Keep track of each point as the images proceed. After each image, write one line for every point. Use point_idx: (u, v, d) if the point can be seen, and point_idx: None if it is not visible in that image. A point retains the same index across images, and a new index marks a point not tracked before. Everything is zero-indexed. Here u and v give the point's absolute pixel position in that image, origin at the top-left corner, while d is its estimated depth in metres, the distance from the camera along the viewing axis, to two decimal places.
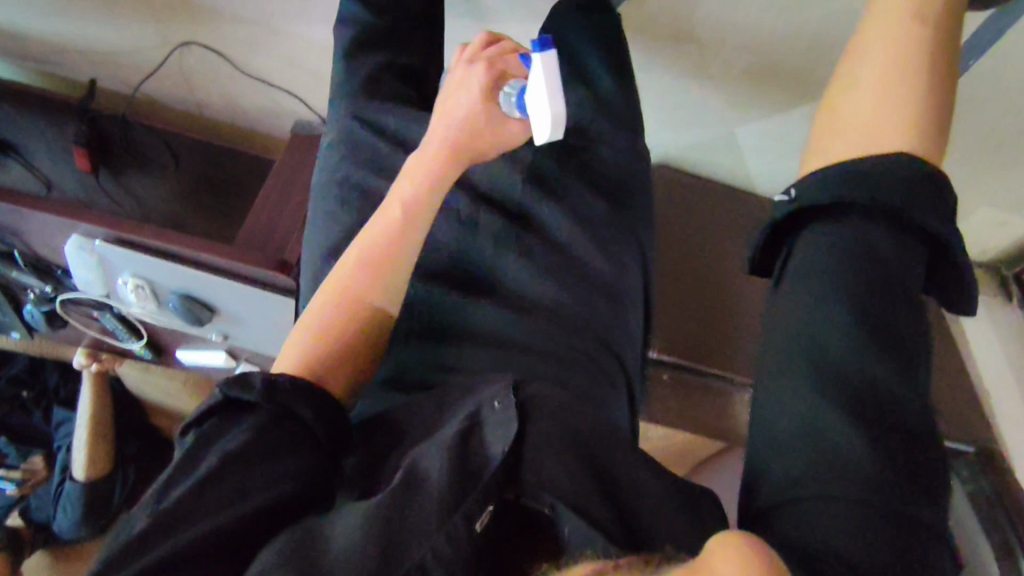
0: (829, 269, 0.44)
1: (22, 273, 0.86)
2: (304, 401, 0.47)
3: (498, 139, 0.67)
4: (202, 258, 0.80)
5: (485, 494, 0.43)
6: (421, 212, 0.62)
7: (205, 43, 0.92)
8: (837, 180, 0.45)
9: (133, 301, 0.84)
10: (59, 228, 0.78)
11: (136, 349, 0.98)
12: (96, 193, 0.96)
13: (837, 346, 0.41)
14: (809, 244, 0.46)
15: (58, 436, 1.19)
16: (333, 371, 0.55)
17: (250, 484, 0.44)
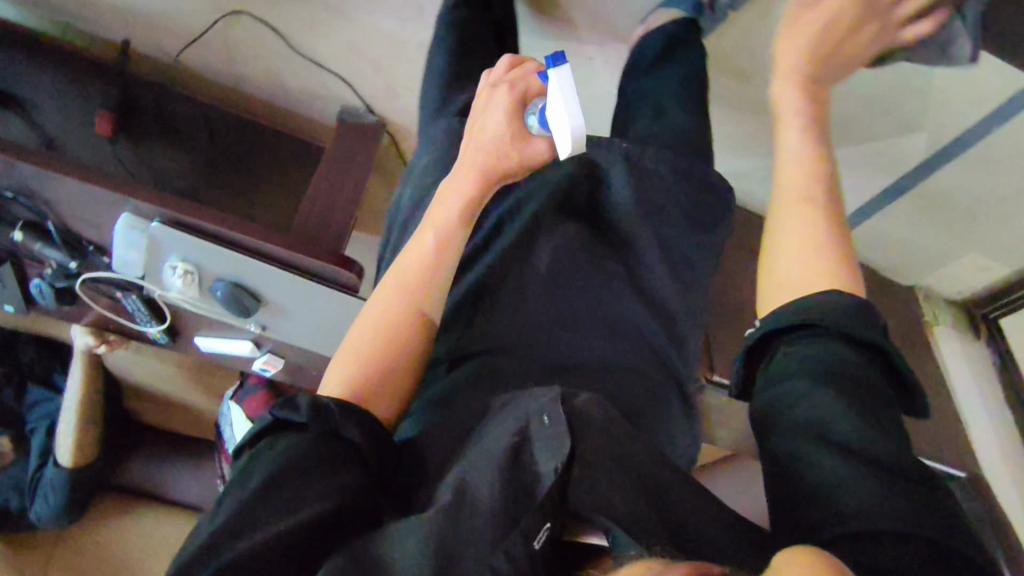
0: (813, 364, 0.47)
1: (44, 247, 0.77)
2: (352, 422, 0.52)
3: (522, 158, 0.66)
4: (264, 246, 0.77)
5: (542, 513, 0.45)
6: (447, 235, 0.65)
7: (259, 16, 0.86)
8: (801, 309, 0.49)
9: (178, 287, 0.78)
10: (109, 205, 0.72)
11: (153, 334, 0.92)
12: (109, 159, 0.87)
13: (835, 413, 0.44)
14: (783, 359, 0.50)
15: (34, 417, 1.10)
16: (380, 399, 0.58)
17: (300, 494, 0.47)
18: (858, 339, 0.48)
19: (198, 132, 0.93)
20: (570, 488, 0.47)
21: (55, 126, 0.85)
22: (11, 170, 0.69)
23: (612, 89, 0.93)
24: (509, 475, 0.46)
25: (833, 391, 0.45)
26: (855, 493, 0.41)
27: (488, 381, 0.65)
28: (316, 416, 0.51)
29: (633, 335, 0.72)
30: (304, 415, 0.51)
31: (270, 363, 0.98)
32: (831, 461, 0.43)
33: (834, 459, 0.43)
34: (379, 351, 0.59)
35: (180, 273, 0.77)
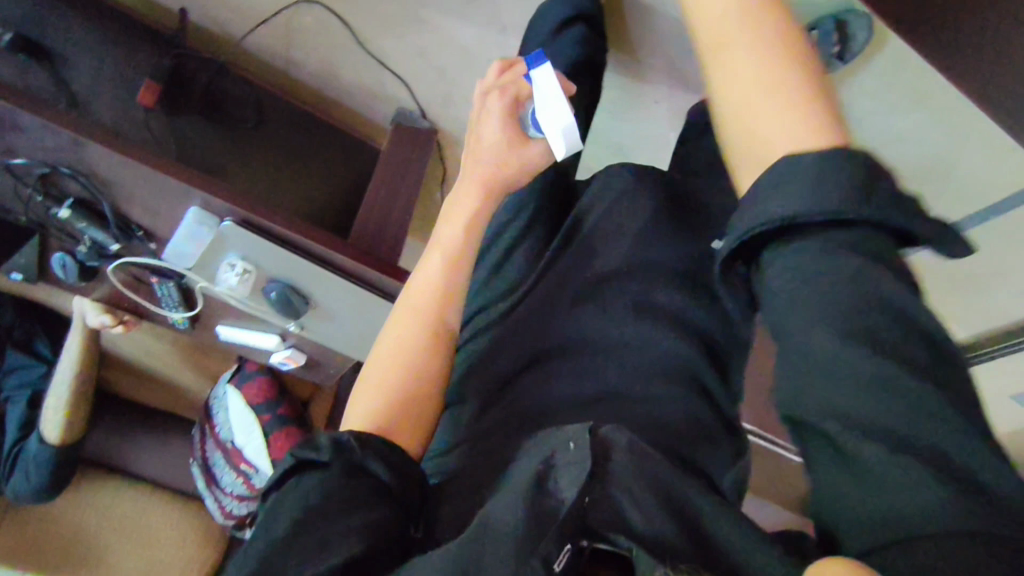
0: (818, 284, 0.34)
1: (90, 226, 0.72)
2: (377, 456, 0.47)
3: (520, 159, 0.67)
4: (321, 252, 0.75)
5: (561, 534, 0.41)
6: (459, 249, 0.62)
7: (333, 8, 0.84)
8: (792, 192, 0.35)
9: (231, 285, 0.75)
10: (179, 197, 0.69)
11: (175, 319, 0.88)
12: (144, 132, 0.81)
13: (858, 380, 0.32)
14: (773, 272, 0.36)
15: (10, 383, 1.04)
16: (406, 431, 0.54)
17: (329, 537, 0.42)
18: (857, 223, 0.34)
19: (246, 115, 0.87)
20: (592, 510, 0.44)
21: (97, 97, 0.79)
22: (79, 149, 0.65)
23: (668, 135, 0.96)
24: (533, 504, 0.41)
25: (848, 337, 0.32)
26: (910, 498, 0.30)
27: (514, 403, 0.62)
28: (338, 454, 0.46)
29: None
30: (326, 455, 0.45)
31: (291, 358, 0.94)
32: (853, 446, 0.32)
33: (885, 455, 0.31)
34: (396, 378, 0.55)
35: (239, 271, 0.74)
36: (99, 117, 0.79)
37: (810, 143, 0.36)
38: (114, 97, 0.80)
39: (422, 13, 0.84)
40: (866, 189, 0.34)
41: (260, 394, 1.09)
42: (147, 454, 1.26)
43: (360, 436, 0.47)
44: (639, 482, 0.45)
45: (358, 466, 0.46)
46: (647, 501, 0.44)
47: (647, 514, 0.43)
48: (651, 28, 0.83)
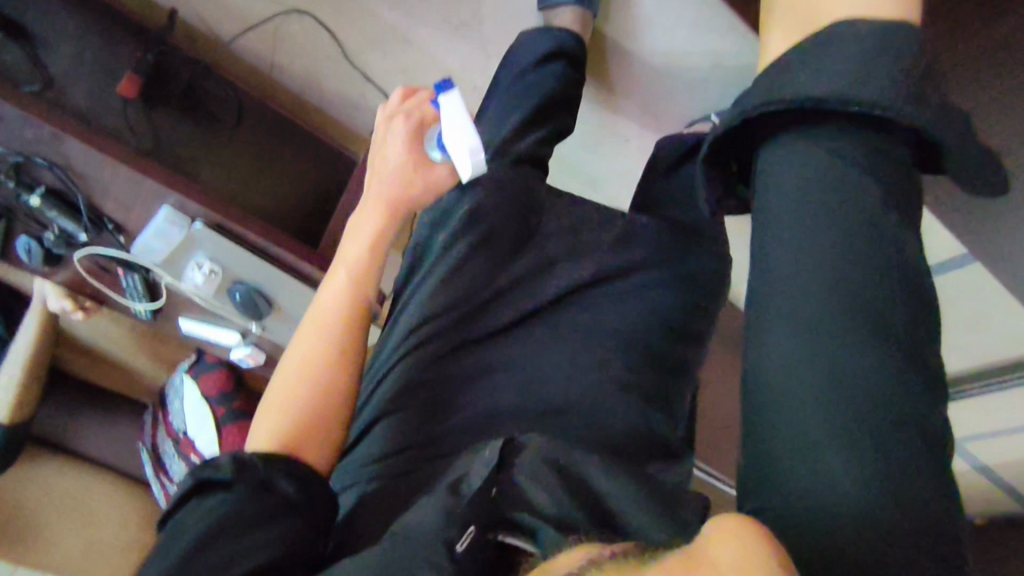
0: (810, 202, 0.39)
1: (61, 216, 0.73)
2: (283, 474, 0.51)
3: (426, 183, 0.68)
4: (285, 257, 0.78)
5: (466, 517, 0.44)
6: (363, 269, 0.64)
7: (322, 20, 0.85)
8: (820, 68, 0.40)
9: (198, 284, 0.76)
10: (152, 196, 0.71)
11: (138, 309, 0.88)
12: (123, 124, 0.82)
13: (825, 317, 0.36)
14: (779, 154, 0.41)
15: None
16: (312, 448, 0.57)
17: (238, 547, 0.46)
18: (883, 124, 0.40)
19: (226, 116, 0.89)
20: (503, 501, 0.48)
21: (77, 85, 0.80)
22: (58, 143, 0.67)
23: (636, 169, 0.99)
24: (451, 505, 0.45)
25: (841, 243, 0.37)
26: (816, 478, 0.33)
27: (433, 415, 0.62)
28: (240, 469, 0.50)
29: None
30: (228, 471, 0.50)
31: (252, 357, 0.95)
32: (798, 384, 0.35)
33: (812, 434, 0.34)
34: (295, 397, 0.58)
35: (205, 271, 0.76)
36: (76, 104, 0.79)
37: (873, 14, 0.41)
38: (94, 86, 0.81)
39: (409, 34, 0.85)
40: (897, 89, 0.38)
41: (217, 386, 1.10)
42: (96, 434, 1.26)
43: (265, 455, 0.52)
44: (554, 486, 0.48)
45: (265, 483, 0.50)
46: (552, 498, 0.47)
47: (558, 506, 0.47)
48: (631, 72, 0.85)
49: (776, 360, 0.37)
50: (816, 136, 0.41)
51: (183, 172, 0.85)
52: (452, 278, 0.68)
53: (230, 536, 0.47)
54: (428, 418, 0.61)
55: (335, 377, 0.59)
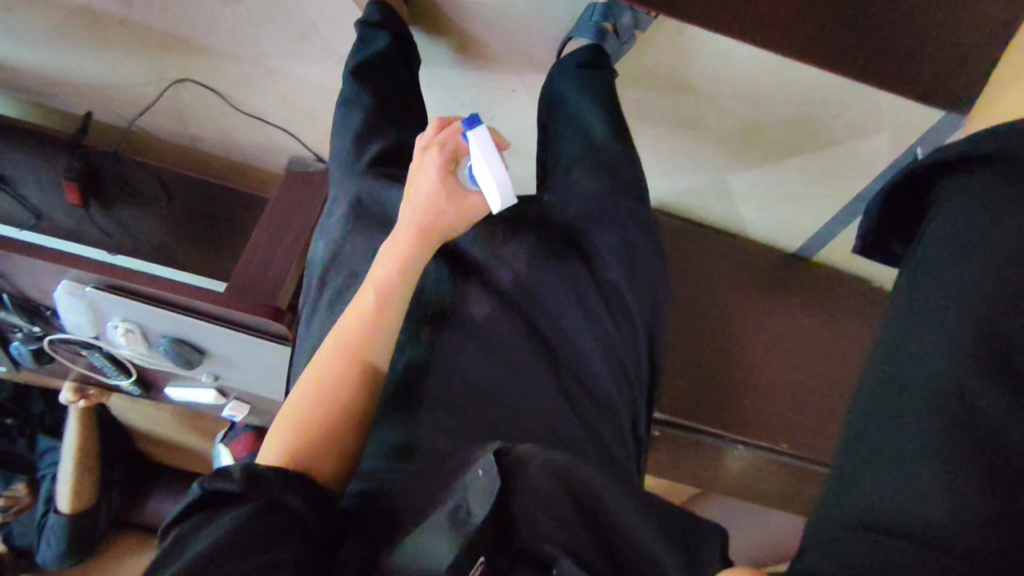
0: (951, 262, 0.43)
1: (9, 314, 0.85)
2: (293, 489, 0.46)
3: (460, 213, 0.66)
4: (197, 305, 0.80)
5: (475, 546, 0.42)
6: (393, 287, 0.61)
7: (199, 81, 0.92)
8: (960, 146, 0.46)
9: (124, 344, 0.83)
10: (50, 273, 0.78)
11: (125, 386, 0.97)
12: (86, 224, 0.96)
13: (959, 352, 0.39)
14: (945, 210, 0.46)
15: (44, 465, 1.18)
16: (318, 461, 0.53)
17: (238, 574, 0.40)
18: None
19: (159, 194, 0.99)
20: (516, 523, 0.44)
21: (41, 202, 0.95)
22: None
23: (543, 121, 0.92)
24: (453, 534, 0.41)
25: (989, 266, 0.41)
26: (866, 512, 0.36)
27: (437, 412, 0.61)
28: (253, 485, 0.45)
29: (560, 381, 0.66)
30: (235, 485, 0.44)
31: (237, 410, 1.00)
32: (909, 405, 0.40)
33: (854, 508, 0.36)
34: (316, 414, 0.55)
35: (122, 331, 0.81)
36: (64, 225, 0.95)
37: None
38: (54, 202, 0.96)
39: (269, 66, 0.88)
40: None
41: (246, 448, 1.15)
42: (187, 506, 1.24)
43: (277, 469, 0.47)
44: (553, 494, 0.45)
45: (273, 501, 0.45)
46: (554, 519, 0.44)
47: (551, 526, 0.44)
48: (468, 23, 0.79)
49: (904, 362, 0.42)
50: (962, 196, 0.45)
51: (163, 257, 0.95)
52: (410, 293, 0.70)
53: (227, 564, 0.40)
54: (425, 416, 0.61)
55: (357, 397, 0.57)
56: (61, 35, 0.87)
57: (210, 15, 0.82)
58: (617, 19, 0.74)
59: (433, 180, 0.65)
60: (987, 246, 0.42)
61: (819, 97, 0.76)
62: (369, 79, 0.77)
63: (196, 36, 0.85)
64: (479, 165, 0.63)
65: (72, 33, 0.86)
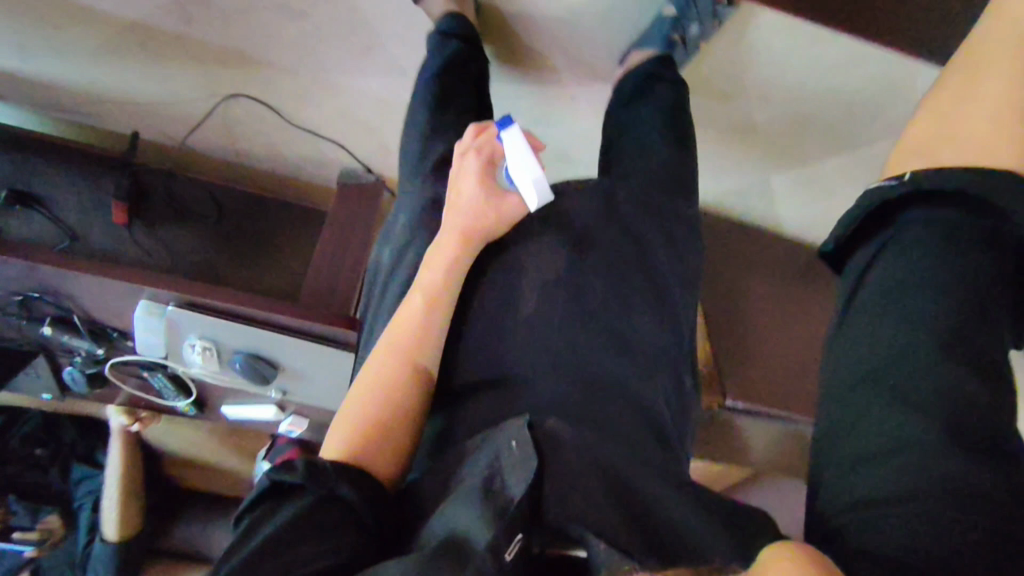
0: (912, 285, 0.50)
1: (72, 337, 0.81)
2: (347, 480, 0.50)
3: (497, 213, 0.69)
4: (278, 318, 0.80)
5: (513, 524, 0.44)
6: (437, 289, 0.65)
7: (254, 95, 0.92)
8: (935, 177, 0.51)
9: (199, 362, 0.82)
10: (127, 295, 0.76)
11: (181, 407, 0.96)
12: (125, 244, 0.93)
13: (920, 348, 0.47)
14: (898, 241, 0.53)
15: (80, 495, 1.16)
16: (376, 452, 0.56)
17: (299, 556, 0.45)
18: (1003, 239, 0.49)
19: (209, 212, 0.97)
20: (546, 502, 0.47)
21: (93, 232, 0.92)
22: (35, 274, 0.73)
23: (594, 126, 0.95)
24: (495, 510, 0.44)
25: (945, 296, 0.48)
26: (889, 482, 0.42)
27: (492, 402, 0.62)
28: (313, 477, 0.50)
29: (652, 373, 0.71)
30: (298, 477, 0.49)
31: (295, 425, 1.01)
32: (900, 396, 0.46)
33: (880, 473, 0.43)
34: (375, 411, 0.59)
35: (200, 349, 0.81)
36: (99, 245, 0.91)
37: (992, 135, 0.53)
38: (93, 222, 0.92)
39: (328, 79, 0.89)
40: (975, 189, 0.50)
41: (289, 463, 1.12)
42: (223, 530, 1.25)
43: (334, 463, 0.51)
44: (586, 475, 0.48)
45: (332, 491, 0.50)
46: (586, 499, 0.47)
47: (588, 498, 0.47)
48: (535, 35, 0.82)
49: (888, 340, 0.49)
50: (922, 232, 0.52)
51: (207, 276, 0.94)
52: (482, 288, 0.71)
53: (291, 547, 0.45)
54: (490, 407, 0.62)
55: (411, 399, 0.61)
56: (113, 52, 0.85)
57: (273, 30, 0.82)
58: (685, 30, 0.77)
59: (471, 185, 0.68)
60: (952, 277, 0.49)
61: (864, 99, 0.82)
62: (445, 88, 0.77)
63: (257, 53, 0.86)
64: (519, 161, 0.67)
65: (125, 51, 0.85)
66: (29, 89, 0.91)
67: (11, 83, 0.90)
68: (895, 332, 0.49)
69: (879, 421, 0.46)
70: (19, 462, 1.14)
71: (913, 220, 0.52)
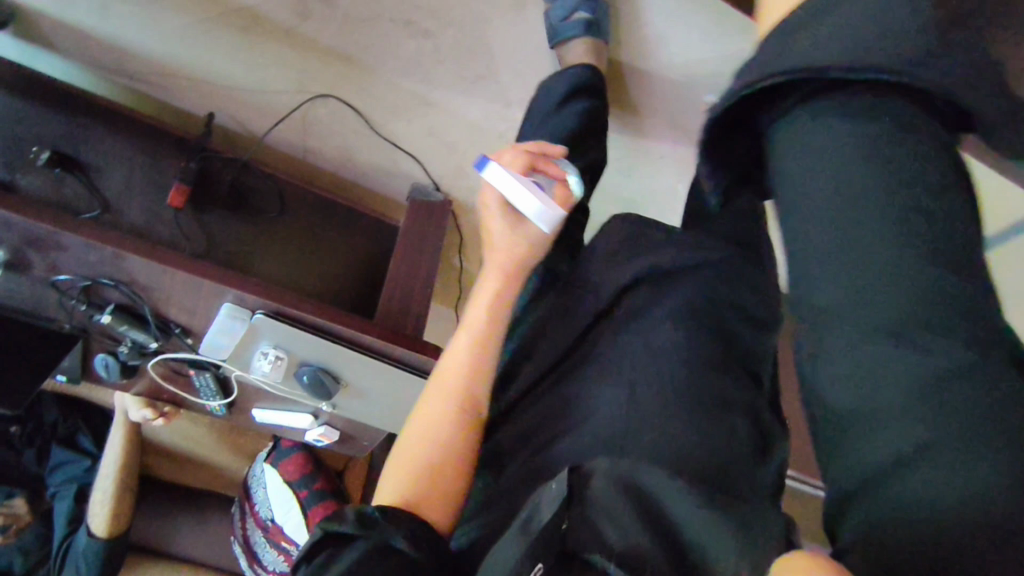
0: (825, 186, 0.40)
1: (131, 329, 0.76)
2: (401, 528, 0.48)
3: (532, 241, 0.63)
4: (362, 337, 0.78)
5: (533, 553, 0.44)
6: (484, 336, 0.60)
7: (345, 99, 0.89)
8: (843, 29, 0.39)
9: (265, 372, 0.78)
10: (211, 295, 0.72)
11: (213, 406, 0.91)
12: (159, 223, 0.85)
13: (897, 272, 0.36)
14: (801, 141, 0.41)
15: (52, 483, 1.06)
16: (433, 501, 0.53)
17: None
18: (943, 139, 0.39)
19: (266, 206, 0.93)
20: (571, 535, 0.46)
21: (131, 205, 0.84)
22: (119, 261, 0.69)
23: (669, 184, 1.00)
24: (523, 537, 0.44)
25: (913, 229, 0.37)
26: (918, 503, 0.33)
27: (531, 446, 0.59)
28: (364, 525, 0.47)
29: None
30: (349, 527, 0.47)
31: (327, 436, 0.96)
32: (882, 381, 0.35)
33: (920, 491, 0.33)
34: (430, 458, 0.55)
35: (271, 359, 0.77)
36: (133, 221, 0.83)
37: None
38: (134, 198, 0.85)
39: (428, 98, 0.88)
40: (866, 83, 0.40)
41: (297, 469, 1.09)
42: (187, 535, 1.16)
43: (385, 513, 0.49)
44: (622, 508, 0.47)
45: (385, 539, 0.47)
46: (622, 529, 0.46)
47: (626, 532, 0.46)
48: (646, 90, 0.85)
49: (846, 294, 0.37)
50: (853, 115, 0.39)
51: (240, 266, 0.87)
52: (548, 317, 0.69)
53: None
54: (531, 455, 0.58)
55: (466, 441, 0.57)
56: (207, 30, 0.80)
57: (389, 42, 0.81)
58: None
59: (499, 223, 0.63)
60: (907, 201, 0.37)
61: None
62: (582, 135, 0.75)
63: (363, 59, 0.83)
64: (519, 195, 0.61)
65: (219, 32, 0.80)
66: (96, 50, 0.83)
67: (79, 40, 0.82)
68: (844, 262, 0.38)
69: (855, 402, 0.36)
70: None
71: (812, 111, 0.41)
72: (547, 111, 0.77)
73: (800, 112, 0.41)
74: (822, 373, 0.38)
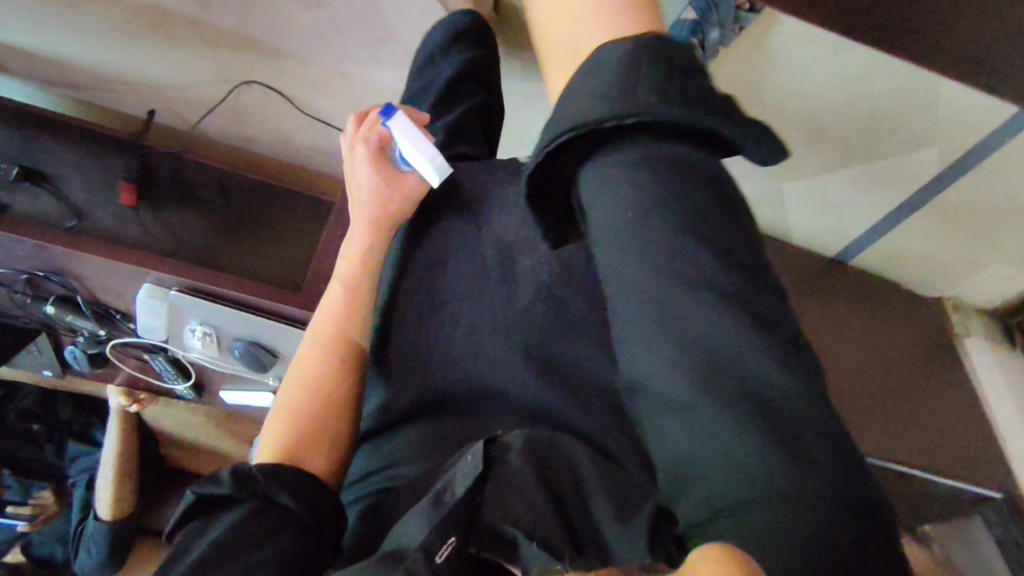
0: (610, 225, 0.38)
1: (75, 317, 0.82)
2: (285, 486, 0.47)
3: (400, 193, 0.65)
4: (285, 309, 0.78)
5: (445, 525, 0.40)
6: (358, 281, 0.62)
7: (264, 82, 0.92)
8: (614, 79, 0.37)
9: (198, 348, 0.83)
10: (132, 277, 0.76)
11: (179, 390, 0.96)
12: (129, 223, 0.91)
13: (704, 279, 0.34)
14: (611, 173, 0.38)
15: (74, 472, 1.22)
16: (312, 454, 0.53)
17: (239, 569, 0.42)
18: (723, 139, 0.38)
19: (211, 197, 0.96)
20: (484, 506, 0.44)
21: (97, 207, 0.90)
22: (45, 254, 0.74)
23: None
24: (433, 511, 0.41)
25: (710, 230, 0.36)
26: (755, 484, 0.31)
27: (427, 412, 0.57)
28: (240, 486, 0.47)
29: None
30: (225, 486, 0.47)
31: None
32: (688, 401, 0.33)
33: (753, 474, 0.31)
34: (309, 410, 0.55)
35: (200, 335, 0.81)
36: (107, 226, 0.88)
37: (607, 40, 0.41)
38: (96, 200, 0.90)
39: (342, 69, 0.89)
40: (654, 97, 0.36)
41: None
42: None
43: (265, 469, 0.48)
44: (526, 478, 0.44)
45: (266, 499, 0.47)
46: (523, 504, 0.43)
47: (532, 514, 0.42)
48: None
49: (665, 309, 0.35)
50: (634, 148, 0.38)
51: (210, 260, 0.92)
52: (401, 274, 0.67)
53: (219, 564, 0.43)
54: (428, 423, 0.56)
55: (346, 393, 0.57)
56: (122, 32, 0.84)
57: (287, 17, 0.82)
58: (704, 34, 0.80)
59: (367, 172, 0.65)
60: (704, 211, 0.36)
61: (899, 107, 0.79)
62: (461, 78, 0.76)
63: (271, 39, 0.85)
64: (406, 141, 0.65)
65: (132, 32, 0.84)
66: (40, 66, 0.91)
67: (25, 59, 0.90)
68: (654, 274, 0.36)
69: (689, 396, 0.33)
70: (17, 436, 1.20)
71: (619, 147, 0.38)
72: (430, 60, 0.78)
73: (586, 162, 0.39)
74: (641, 366, 0.36)
